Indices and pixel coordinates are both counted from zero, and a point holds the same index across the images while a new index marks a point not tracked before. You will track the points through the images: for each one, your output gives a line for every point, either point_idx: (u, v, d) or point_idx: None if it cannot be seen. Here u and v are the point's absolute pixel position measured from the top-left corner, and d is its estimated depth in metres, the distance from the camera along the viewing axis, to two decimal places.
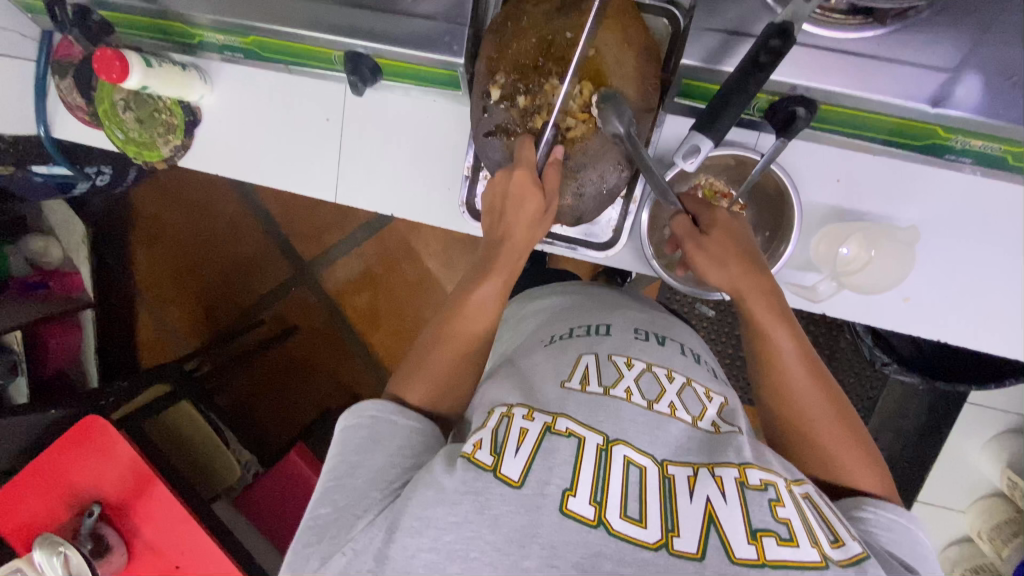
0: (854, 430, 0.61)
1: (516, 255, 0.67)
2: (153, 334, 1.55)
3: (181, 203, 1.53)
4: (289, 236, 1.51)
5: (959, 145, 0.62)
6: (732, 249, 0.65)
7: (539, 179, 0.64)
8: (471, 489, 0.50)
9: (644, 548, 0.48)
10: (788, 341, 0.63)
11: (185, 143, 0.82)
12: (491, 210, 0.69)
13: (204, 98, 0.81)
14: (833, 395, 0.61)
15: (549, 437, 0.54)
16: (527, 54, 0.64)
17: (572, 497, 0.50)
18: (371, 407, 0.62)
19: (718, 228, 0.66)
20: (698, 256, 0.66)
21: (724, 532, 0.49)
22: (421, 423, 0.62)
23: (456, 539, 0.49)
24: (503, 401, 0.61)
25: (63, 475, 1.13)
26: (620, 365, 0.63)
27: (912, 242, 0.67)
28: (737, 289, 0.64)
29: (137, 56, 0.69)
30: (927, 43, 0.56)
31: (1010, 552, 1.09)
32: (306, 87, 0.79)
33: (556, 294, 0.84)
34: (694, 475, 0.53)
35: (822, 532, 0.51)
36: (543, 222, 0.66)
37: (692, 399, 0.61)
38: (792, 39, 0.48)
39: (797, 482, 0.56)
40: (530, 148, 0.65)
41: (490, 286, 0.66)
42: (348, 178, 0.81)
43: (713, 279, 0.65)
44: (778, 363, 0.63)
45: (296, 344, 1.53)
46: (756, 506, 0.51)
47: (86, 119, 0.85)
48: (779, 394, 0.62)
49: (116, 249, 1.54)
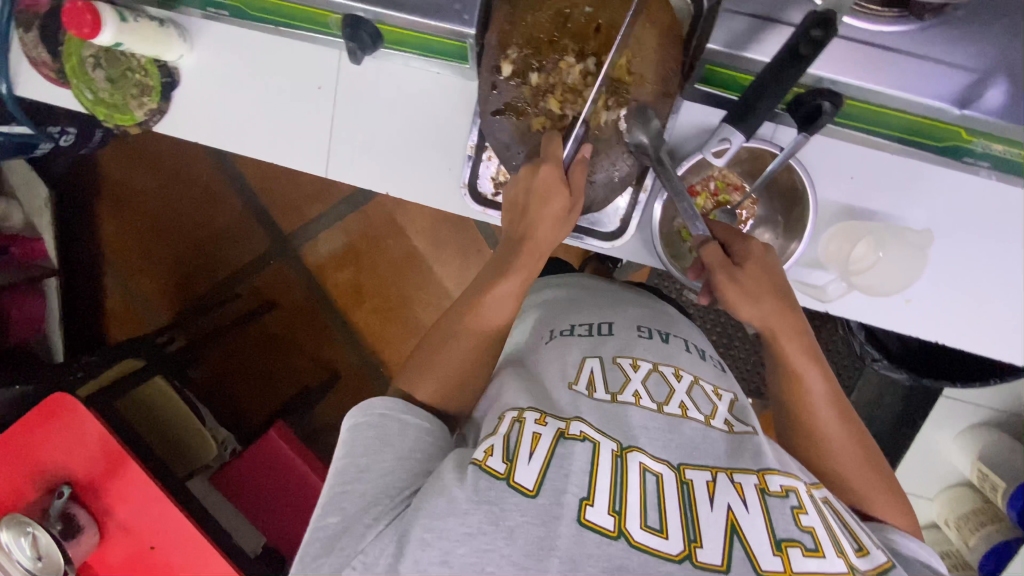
0: (882, 471, 0.62)
1: (539, 254, 0.64)
2: (122, 304, 1.47)
3: (152, 167, 1.44)
4: (268, 207, 1.44)
5: (980, 148, 0.60)
6: (766, 282, 0.62)
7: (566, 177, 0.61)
8: (484, 499, 0.49)
9: (667, 561, 0.46)
10: (820, 382, 0.63)
11: (162, 107, 0.76)
12: (512, 206, 0.64)
13: (183, 58, 0.74)
14: (860, 435, 0.62)
15: (562, 442, 0.53)
16: (541, 28, 0.60)
17: (590, 506, 0.49)
18: (380, 404, 0.60)
19: (753, 261, 0.62)
20: (728, 288, 0.62)
21: (747, 542, 0.48)
22: (429, 425, 0.60)
23: (469, 552, 0.47)
24: (515, 405, 0.59)
25: (31, 452, 1.08)
26: (626, 368, 0.63)
27: (924, 246, 0.67)
28: (770, 328, 0.63)
29: (110, 9, 0.63)
30: (958, 40, 0.54)
31: (977, 541, 1.13)
32: (298, 51, 0.73)
33: (555, 288, 0.81)
34: (713, 480, 0.53)
35: (846, 540, 0.51)
36: (566, 222, 0.63)
37: (702, 398, 0.61)
38: (835, 30, 0.45)
39: (814, 487, 0.57)
40: (558, 144, 0.61)
41: (510, 285, 0.63)
42: (341, 153, 0.76)
43: (744, 314, 0.62)
44: (808, 403, 0.63)
45: (275, 319, 1.48)
46: (779, 514, 0.50)
47: (50, 77, 0.78)
48: (808, 433, 0.63)
49: (82, 215, 1.44)
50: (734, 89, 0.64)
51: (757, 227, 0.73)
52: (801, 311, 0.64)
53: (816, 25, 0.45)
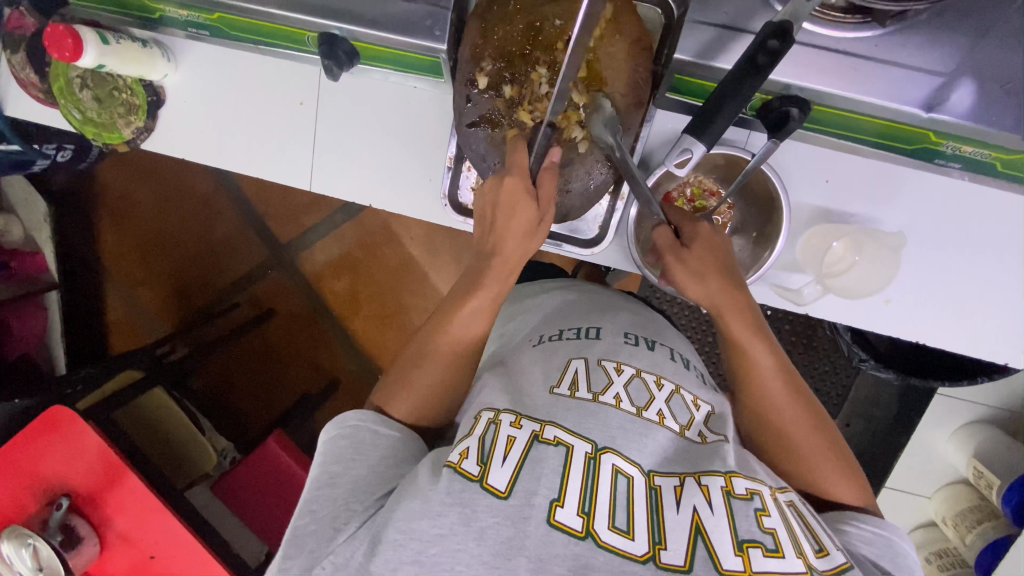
0: (833, 440, 0.62)
1: (509, 269, 0.64)
2: (123, 316, 1.50)
3: (149, 180, 1.46)
4: (263, 217, 1.46)
5: (949, 149, 0.61)
6: (712, 264, 0.64)
7: (532, 188, 0.61)
8: (457, 500, 0.50)
9: (632, 561, 0.47)
10: (766, 356, 0.63)
11: (149, 125, 0.77)
12: (481, 219, 0.66)
13: (168, 77, 0.75)
14: (811, 407, 0.63)
15: (537, 445, 0.54)
16: (513, 41, 0.61)
17: (560, 507, 0.49)
18: (354, 416, 0.62)
19: (699, 242, 0.65)
20: (677, 270, 0.65)
21: (711, 543, 0.48)
22: (401, 437, 0.61)
23: (440, 551, 0.48)
24: (491, 407, 0.61)
25: (31, 465, 1.10)
26: (609, 371, 0.63)
27: (897, 247, 0.67)
28: (717, 305, 0.64)
29: (91, 31, 0.64)
30: (925, 44, 0.55)
31: (973, 539, 1.13)
32: (280, 69, 0.74)
33: (548, 292, 0.82)
34: (681, 485, 0.54)
35: (806, 542, 0.51)
36: (537, 233, 0.63)
37: (680, 407, 0.62)
38: (791, 40, 0.46)
39: (781, 490, 0.56)
40: (522, 152, 0.62)
41: (480, 301, 0.64)
42: (324, 166, 0.77)
43: (692, 292, 0.65)
44: (757, 377, 0.63)
45: (273, 328, 1.49)
46: (743, 516, 0.51)
47: (40, 97, 0.80)
48: (757, 406, 0.63)
49: (79, 229, 1.46)
50: (701, 97, 0.65)
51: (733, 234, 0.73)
52: (745, 287, 0.65)
53: (774, 36, 0.46)
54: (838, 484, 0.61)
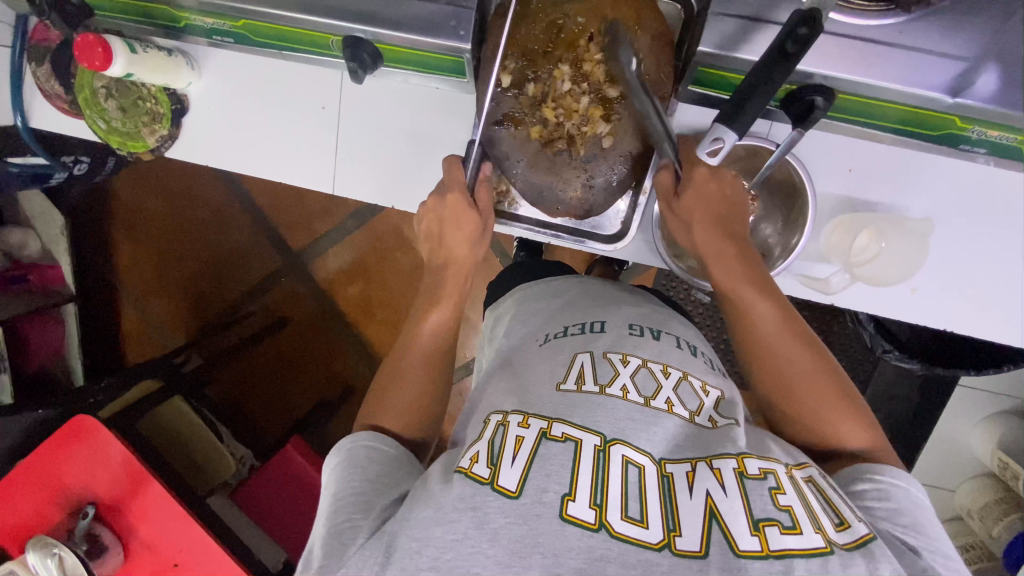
0: (835, 380, 0.61)
1: (461, 271, 0.71)
2: (137, 325, 1.51)
3: (163, 190, 1.47)
4: (277, 225, 1.47)
5: (975, 135, 0.60)
6: (705, 212, 0.64)
7: (472, 201, 0.69)
8: (469, 505, 0.49)
9: (647, 549, 0.47)
10: (757, 301, 0.62)
11: (173, 133, 0.78)
12: (429, 237, 0.72)
13: (192, 85, 0.76)
14: (813, 354, 0.61)
15: (544, 443, 0.53)
16: (536, 40, 0.63)
17: (572, 502, 0.48)
18: (347, 442, 0.64)
19: (692, 189, 0.64)
20: (670, 217, 0.66)
21: (726, 524, 0.48)
22: (397, 451, 0.63)
23: (456, 556, 0.47)
24: (499, 408, 0.60)
25: (56, 475, 1.11)
26: (615, 363, 0.60)
27: (926, 233, 0.68)
28: (705, 258, 0.64)
29: (120, 43, 0.65)
30: (950, 29, 0.55)
31: (1001, 531, 1.12)
32: (301, 74, 0.75)
33: (559, 281, 0.79)
34: (693, 469, 0.52)
35: (826, 516, 0.51)
36: (481, 240, 0.71)
37: (688, 394, 0.59)
38: (820, 26, 0.47)
39: (797, 467, 0.56)
40: (461, 168, 0.69)
41: (438, 309, 0.69)
42: (346, 170, 0.78)
43: (683, 240, 0.67)
44: (754, 328, 0.62)
45: (288, 336, 1.50)
46: (757, 496, 0.50)
47: (65, 108, 0.81)
48: (753, 352, 0.63)
49: (96, 241, 1.48)
50: (725, 89, 0.65)
51: (760, 222, 0.71)
52: (739, 237, 0.64)
53: (803, 24, 0.47)
54: (845, 426, 0.59)
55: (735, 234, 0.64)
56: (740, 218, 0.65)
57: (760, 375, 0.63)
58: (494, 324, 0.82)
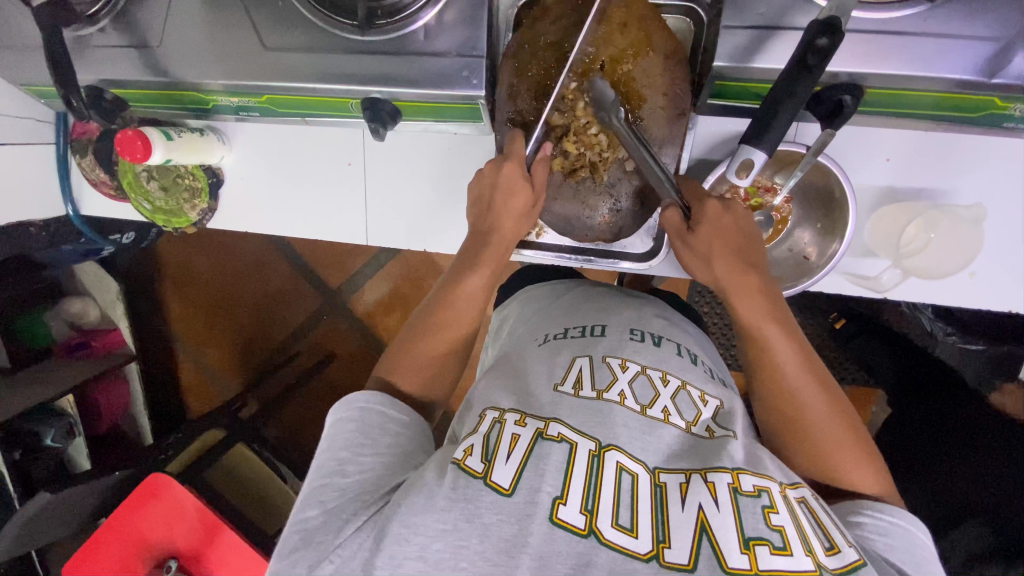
0: (853, 424, 0.59)
1: (504, 247, 0.67)
2: (196, 376, 1.58)
3: (205, 246, 1.53)
4: (315, 268, 1.51)
5: (1020, 112, 0.57)
6: (721, 246, 0.62)
7: (528, 173, 0.64)
8: (461, 496, 0.48)
9: (635, 559, 0.45)
10: (783, 340, 0.59)
11: (213, 205, 0.82)
12: (477, 201, 0.68)
13: (225, 159, 0.80)
14: (832, 394, 0.59)
15: (540, 443, 0.51)
16: (548, 75, 0.62)
17: (563, 505, 0.47)
18: (360, 398, 0.61)
19: (707, 224, 0.62)
20: (686, 253, 0.64)
21: (716, 540, 0.46)
22: (410, 419, 0.62)
23: (444, 546, 0.46)
24: (496, 404, 0.58)
25: (137, 531, 1.16)
26: (614, 368, 0.60)
27: (979, 219, 0.65)
28: (723, 290, 0.62)
29: (156, 132, 0.69)
30: (975, 12, 0.53)
31: None
32: (323, 134, 0.77)
33: (555, 290, 0.80)
34: (686, 481, 0.50)
35: (816, 539, 0.48)
36: (531, 215, 0.67)
37: (686, 403, 0.58)
38: (842, 33, 0.45)
39: (792, 486, 0.53)
40: (520, 142, 0.64)
41: (478, 278, 0.66)
42: (376, 220, 0.80)
43: (701, 275, 0.64)
44: (774, 367, 0.60)
45: (334, 371, 1.54)
46: (750, 514, 0.48)
47: (111, 193, 0.87)
48: (775, 392, 0.60)
49: (148, 298, 1.56)
50: (749, 99, 0.63)
51: (795, 227, 0.72)
52: (761, 269, 0.61)
53: (822, 33, 0.46)
54: (855, 468, 0.58)
55: (758, 266, 0.61)
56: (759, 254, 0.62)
57: (780, 415, 0.60)
58: (500, 323, 0.84)
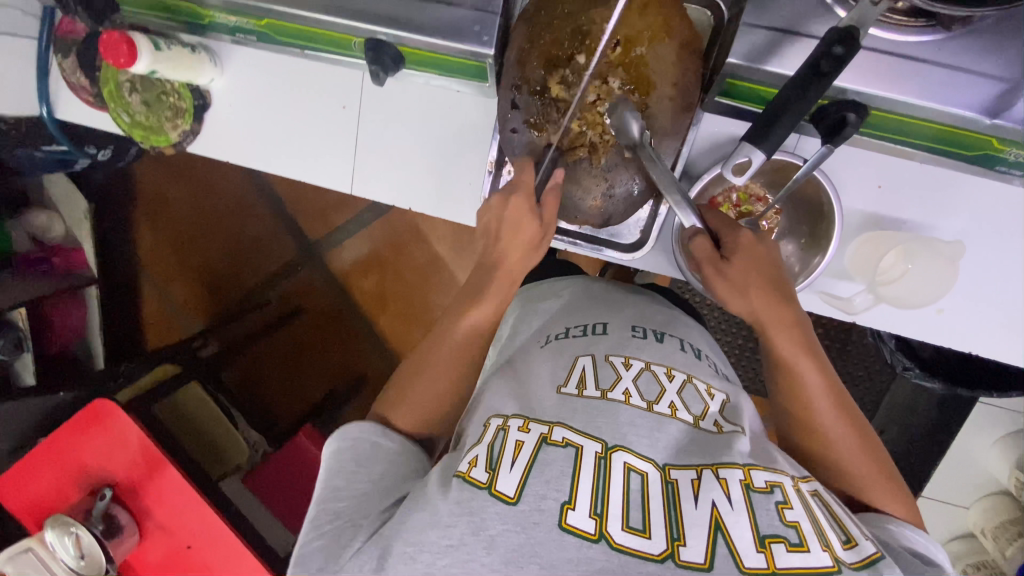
0: (879, 457, 0.61)
1: (510, 280, 0.67)
2: (159, 312, 1.53)
3: (184, 177, 1.48)
4: (295, 217, 1.48)
5: (1014, 157, 0.58)
6: (756, 277, 0.62)
7: (535, 204, 0.64)
8: (466, 510, 0.48)
9: (649, 561, 0.45)
10: (815, 373, 0.61)
11: (195, 129, 0.79)
12: (484, 232, 0.68)
13: (214, 81, 0.76)
14: (859, 428, 0.61)
15: (544, 448, 0.51)
16: (560, 45, 0.61)
17: (571, 510, 0.47)
18: (355, 428, 0.62)
19: (740, 254, 0.63)
20: (716, 283, 0.64)
21: (731, 539, 0.46)
22: (404, 449, 0.63)
23: (452, 562, 0.47)
24: (498, 411, 0.58)
25: (79, 456, 1.13)
26: (618, 366, 0.60)
27: (956, 256, 0.65)
28: (759, 322, 0.62)
29: (145, 39, 0.65)
30: (983, 52, 0.53)
31: (1014, 551, 1.06)
32: (322, 72, 0.75)
33: (557, 295, 0.77)
34: (698, 478, 0.50)
35: (833, 533, 0.49)
36: (535, 253, 0.67)
37: (693, 397, 0.58)
38: (857, 45, 0.45)
39: (804, 480, 0.55)
40: (530, 171, 0.65)
41: (479, 314, 0.66)
42: (363, 168, 0.78)
43: (735, 307, 0.64)
44: (803, 398, 0.62)
45: (303, 326, 1.51)
46: (763, 510, 0.48)
47: (89, 100, 0.82)
48: (805, 423, 0.62)
49: (118, 225, 1.49)
50: (756, 102, 0.63)
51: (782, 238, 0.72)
52: (793, 301, 0.63)
53: (838, 42, 0.46)
54: (884, 501, 0.59)
55: (790, 300, 0.63)
56: (790, 285, 0.64)
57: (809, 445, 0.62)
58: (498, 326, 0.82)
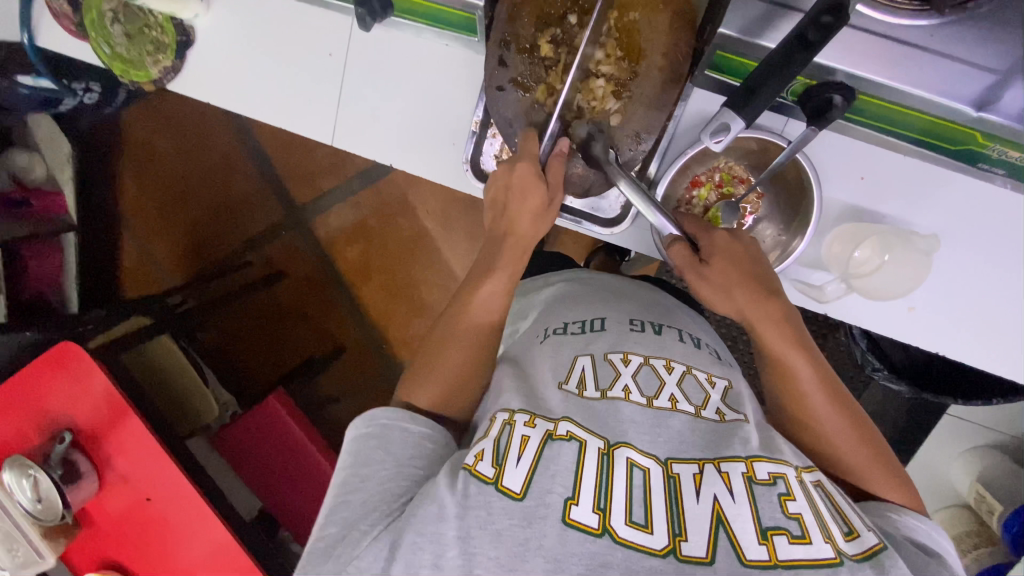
0: (880, 448, 0.59)
1: (522, 246, 0.64)
2: (138, 264, 1.49)
3: (172, 128, 1.46)
4: (282, 178, 1.45)
5: (996, 153, 0.59)
6: (736, 275, 0.62)
7: (542, 170, 0.62)
8: (472, 506, 0.47)
9: (652, 555, 0.45)
10: (808, 368, 0.60)
11: (176, 66, 0.76)
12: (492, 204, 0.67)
13: (198, 17, 0.74)
14: (857, 421, 0.59)
15: (550, 444, 0.50)
16: (553, 4, 0.61)
17: (575, 505, 0.46)
18: (382, 415, 0.57)
19: (719, 256, 0.64)
20: (701, 287, 0.64)
21: (733, 532, 0.46)
22: (432, 431, 0.57)
23: (457, 558, 0.46)
24: (504, 405, 0.56)
25: (40, 399, 1.08)
26: (617, 364, 0.58)
27: (929, 250, 0.66)
28: (747, 319, 0.62)
29: None
30: (983, 38, 0.52)
31: (967, 562, 1.07)
32: (313, 18, 0.73)
33: (550, 285, 0.77)
34: (700, 472, 0.50)
35: (835, 524, 0.48)
36: (547, 215, 0.64)
37: (694, 387, 0.57)
38: (847, 17, 0.43)
39: (807, 469, 0.53)
40: (535, 140, 0.63)
41: (498, 280, 0.63)
42: (348, 122, 0.76)
43: (721, 309, 0.64)
44: (798, 394, 0.60)
45: (283, 290, 1.49)
46: (765, 503, 0.48)
47: (71, 29, 0.79)
48: (799, 416, 0.61)
49: (102, 173, 1.46)
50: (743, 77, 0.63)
51: (761, 221, 0.72)
52: (779, 296, 0.62)
53: (827, 11, 0.44)
54: (890, 493, 0.58)
55: (777, 294, 0.62)
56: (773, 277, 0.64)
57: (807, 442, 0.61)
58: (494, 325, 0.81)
